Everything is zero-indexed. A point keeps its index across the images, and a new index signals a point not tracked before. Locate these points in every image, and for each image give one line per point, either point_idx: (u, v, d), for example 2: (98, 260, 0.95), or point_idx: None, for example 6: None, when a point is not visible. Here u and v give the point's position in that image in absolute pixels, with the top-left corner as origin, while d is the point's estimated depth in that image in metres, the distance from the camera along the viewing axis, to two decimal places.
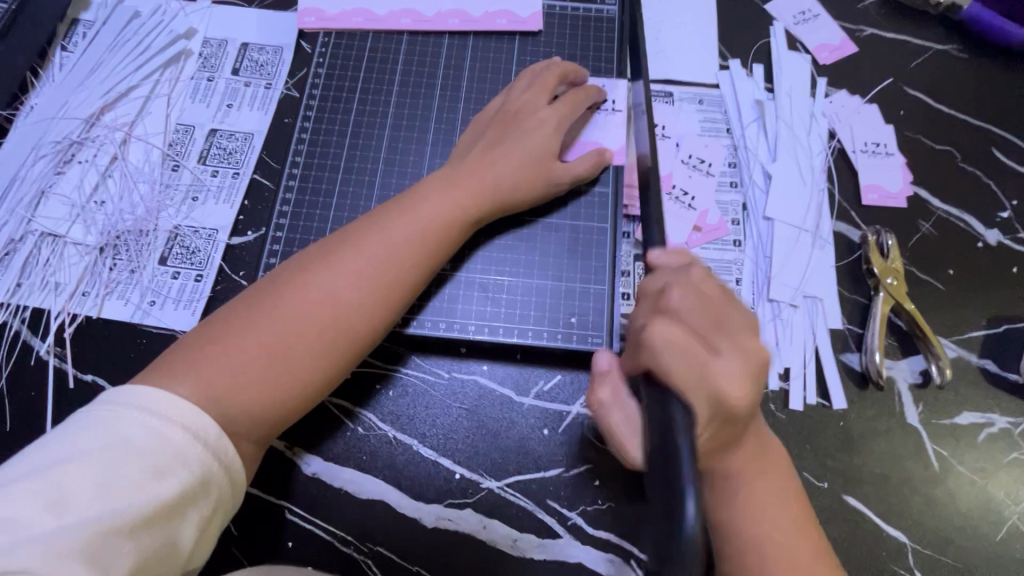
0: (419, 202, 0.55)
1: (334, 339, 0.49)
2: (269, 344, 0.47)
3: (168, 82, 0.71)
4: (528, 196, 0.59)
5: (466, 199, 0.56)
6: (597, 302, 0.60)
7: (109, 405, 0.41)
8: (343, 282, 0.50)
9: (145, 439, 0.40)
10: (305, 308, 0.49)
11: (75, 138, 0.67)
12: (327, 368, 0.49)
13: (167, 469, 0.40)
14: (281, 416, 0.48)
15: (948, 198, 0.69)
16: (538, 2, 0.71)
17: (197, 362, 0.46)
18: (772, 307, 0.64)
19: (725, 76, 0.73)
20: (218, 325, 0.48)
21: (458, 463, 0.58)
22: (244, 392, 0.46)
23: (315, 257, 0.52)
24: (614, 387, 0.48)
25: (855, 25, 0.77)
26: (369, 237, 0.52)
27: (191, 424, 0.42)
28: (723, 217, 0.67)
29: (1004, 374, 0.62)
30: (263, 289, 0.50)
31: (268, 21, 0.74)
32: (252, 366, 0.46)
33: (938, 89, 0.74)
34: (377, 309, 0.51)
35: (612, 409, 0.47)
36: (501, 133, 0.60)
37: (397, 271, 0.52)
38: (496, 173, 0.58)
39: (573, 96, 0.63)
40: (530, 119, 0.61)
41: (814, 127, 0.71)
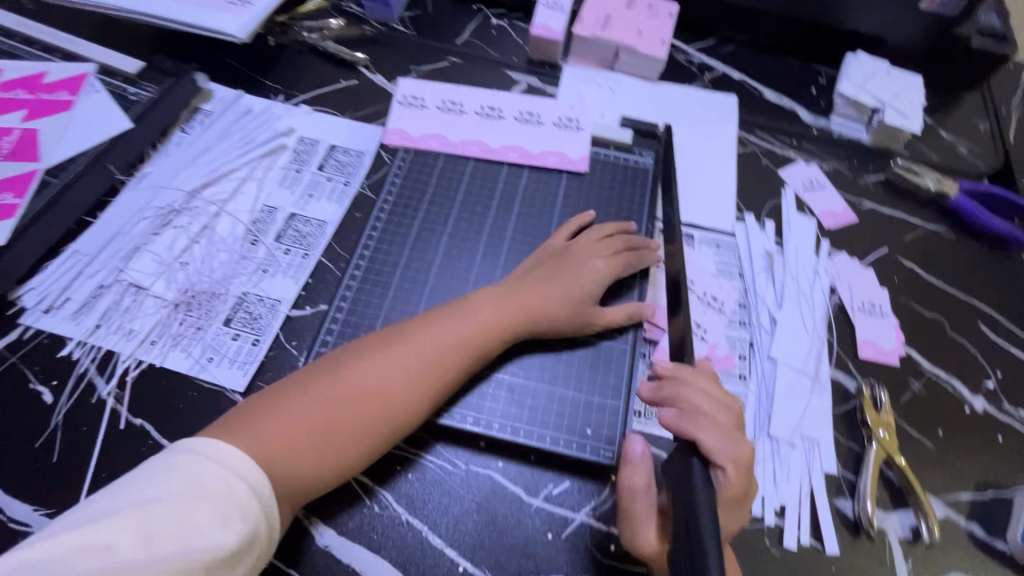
0: (469, 310, 0.63)
1: (375, 423, 0.55)
2: (320, 419, 0.53)
3: (263, 169, 0.83)
4: (564, 330, 0.67)
5: (512, 317, 0.64)
6: (612, 416, 0.66)
7: (190, 453, 0.47)
8: (392, 373, 0.57)
9: (219, 488, 0.45)
10: (357, 390, 0.55)
11: (175, 206, 0.78)
12: (363, 449, 0.54)
13: (231, 520, 0.44)
14: (315, 488, 0.52)
15: (937, 363, 0.76)
16: (587, 148, 0.83)
17: (254, 427, 0.51)
18: (772, 443, 0.68)
19: (740, 227, 0.84)
20: (277, 396, 0.54)
21: (463, 556, 0.60)
22: (292, 459, 0.51)
23: (369, 346, 0.59)
24: (643, 476, 0.58)
25: (856, 198, 0.89)
26: (423, 334, 0.60)
27: (251, 479, 0.47)
28: (732, 351, 0.74)
29: (991, 541, 0.65)
30: (321, 367, 0.57)
31: (355, 130, 0.87)
32: (305, 438, 0.52)
33: (928, 263, 0.84)
34: (417, 403, 0.57)
35: (639, 495, 0.57)
36: (556, 270, 0.70)
37: (440, 369, 0.59)
38: (541, 296, 0.66)
39: (624, 255, 0.73)
40: (583, 265, 0.70)
41: (817, 282, 0.80)
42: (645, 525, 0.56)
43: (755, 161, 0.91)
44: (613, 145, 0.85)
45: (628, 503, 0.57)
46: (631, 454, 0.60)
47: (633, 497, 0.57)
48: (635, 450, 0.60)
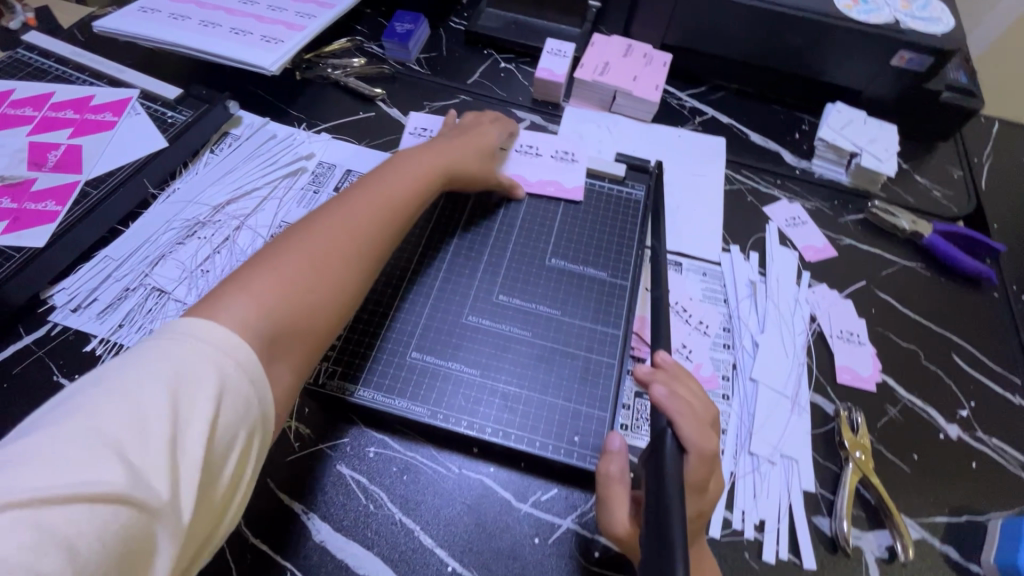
0: (394, 167, 0.74)
1: (352, 257, 0.62)
2: (298, 277, 0.57)
3: (283, 188, 0.90)
4: (482, 176, 0.83)
5: (433, 175, 0.76)
6: (599, 426, 0.69)
7: (170, 345, 0.47)
8: (347, 218, 0.64)
9: (208, 373, 0.46)
10: (326, 245, 0.61)
11: (201, 218, 0.84)
12: (346, 281, 0.61)
13: (225, 399, 0.46)
14: (307, 334, 0.57)
15: (913, 390, 0.79)
16: (582, 178, 0.90)
17: (232, 296, 0.53)
18: (753, 460, 0.71)
19: (726, 257, 0.89)
20: (243, 272, 0.56)
21: (453, 556, 0.63)
22: (283, 308, 0.55)
23: (317, 215, 0.64)
24: (619, 466, 0.61)
25: (836, 235, 0.94)
26: (364, 188, 0.69)
27: (240, 350, 0.49)
28: (715, 371, 0.77)
29: (966, 563, 0.66)
30: (277, 242, 0.60)
31: (370, 157, 0.94)
32: (289, 292, 0.56)
33: (904, 296, 0.88)
34: (379, 228, 0.66)
35: (614, 482, 0.60)
36: (461, 148, 0.81)
37: (393, 198, 0.69)
38: (455, 155, 0.80)
39: (501, 125, 0.91)
40: (474, 133, 0.87)
41: (797, 309, 0.84)
42: (619, 511, 0.59)
43: (741, 197, 0.97)
44: (607, 177, 0.91)
45: (604, 488, 0.60)
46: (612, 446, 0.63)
47: (609, 484, 0.60)
48: (615, 443, 0.63)
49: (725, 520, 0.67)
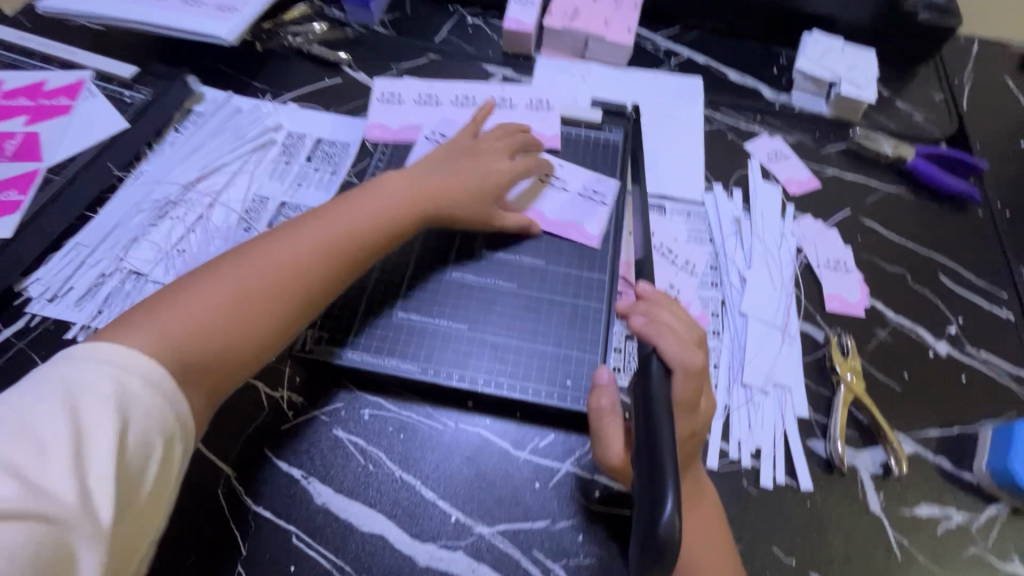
0: (376, 185, 0.71)
1: (288, 287, 0.61)
2: (224, 300, 0.57)
3: (254, 162, 0.87)
4: (474, 218, 0.75)
5: (413, 209, 0.71)
6: (590, 370, 0.69)
7: (58, 365, 0.48)
8: (291, 243, 0.63)
9: (104, 387, 0.47)
10: (262, 269, 0.60)
11: (172, 199, 0.82)
12: (274, 315, 0.60)
13: (129, 412, 0.46)
14: (223, 369, 0.56)
15: (901, 312, 0.79)
16: (558, 124, 0.88)
17: (159, 311, 0.55)
18: (746, 391, 0.71)
19: (709, 196, 0.88)
20: (179, 286, 0.58)
21: (455, 507, 0.63)
22: (195, 336, 0.55)
23: (266, 236, 0.64)
24: (610, 399, 0.64)
25: (818, 166, 0.93)
26: (333, 209, 0.67)
27: (142, 367, 0.49)
28: (705, 309, 0.77)
29: (959, 472, 0.68)
30: (219, 259, 0.61)
31: (340, 123, 0.92)
32: (210, 319, 0.56)
33: (889, 222, 0.88)
34: (329, 263, 0.64)
35: (607, 415, 0.63)
36: (464, 160, 0.77)
37: (359, 229, 0.67)
38: (467, 180, 0.75)
39: (490, 106, 0.86)
40: (487, 149, 0.79)
41: (783, 242, 0.84)
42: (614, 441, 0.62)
43: (721, 136, 0.96)
44: (584, 125, 0.90)
45: (597, 422, 0.63)
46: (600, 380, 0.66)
47: (602, 417, 0.63)
48: (603, 377, 0.66)
49: (721, 451, 0.67)
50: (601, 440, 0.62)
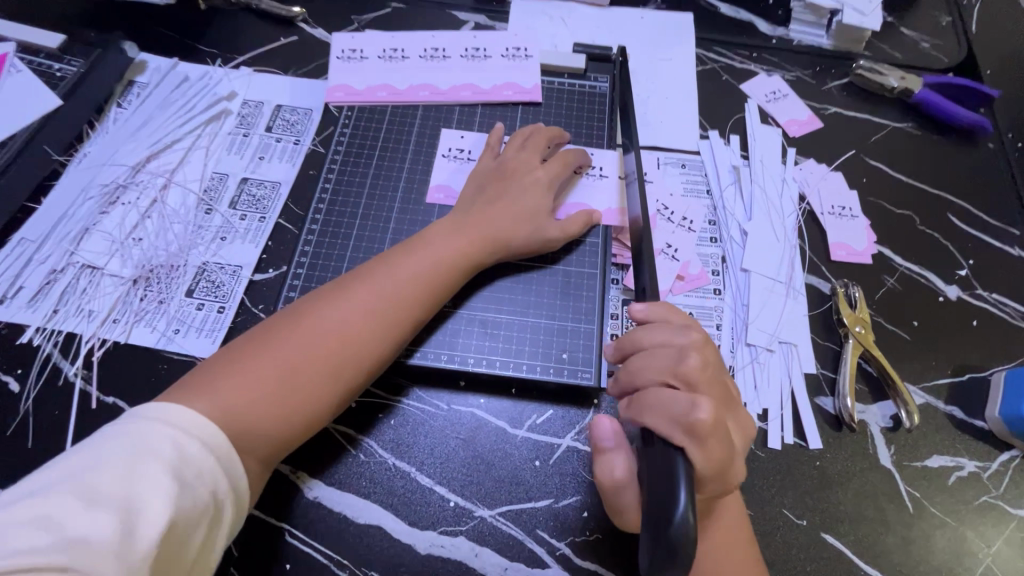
0: (424, 249, 0.62)
1: (334, 363, 0.55)
2: (277, 369, 0.53)
3: (208, 136, 0.80)
4: (526, 248, 0.66)
5: (473, 247, 0.63)
6: (587, 341, 0.65)
7: (141, 420, 0.46)
8: (342, 318, 0.56)
9: (166, 449, 0.44)
10: (310, 339, 0.55)
11: (121, 182, 0.75)
12: (328, 391, 0.54)
13: (184, 477, 0.44)
14: (282, 439, 0.52)
15: (909, 257, 0.75)
16: (539, 76, 0.81)
17: (212, 382, 0.51)
18: (750, 351, 0.68)
19: (705, 144, 0.82)
20: (233, 353, 0.54)
21: (453, 492, 0.61)
22: (252, 409, 0.51)
23: (322, 299, 0.57)
24: (624, 464, 0.49)
25: (820, 104, 0.87)
26: (373, 281, 0.59)
27: (208, 438, 0.47)
28: (704, 267, 0.73)
29: (971, 421, 0.66)
30: (270, 325, 0.56)
31: (300, 87, 0.84)
32: (263, 387, 0.52)
33: (896, 161, 0.83)
34: (380, 335, 0.57)
35: (626, 488, 0.48)
36: (501, 187, 0.68)
37: (399, 311, 0.58)
38: (500, 226, 0.65)
39: (537, 140, 0.72)
40: (526, 178, 0.68)
41: (785, 190, 0.79)
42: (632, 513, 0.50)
43: (715, 77, 0.88)
44: (567, 74, 0.82)
45: (616, 497, 0.49)
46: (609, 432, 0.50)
47: (620, 491, 0.48)
48: (608, 436, 0.50)
49: None
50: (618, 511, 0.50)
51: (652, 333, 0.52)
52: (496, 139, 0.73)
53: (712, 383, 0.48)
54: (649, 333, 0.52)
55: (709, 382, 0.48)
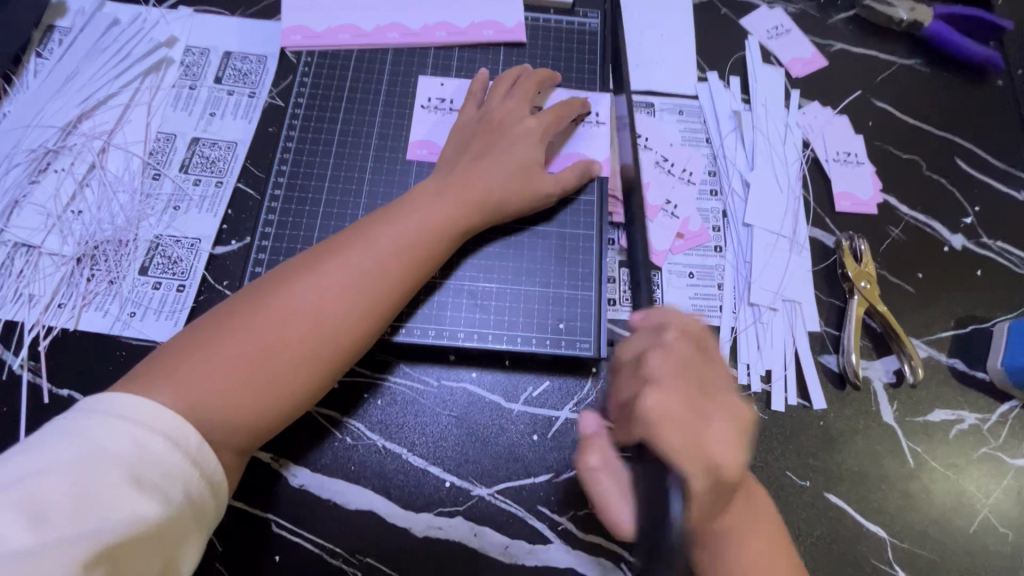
0: (404, 215, 0.56)
1: (315, 347, 0.49)
2: (244, 355, 0.47)
3: (148, 90, 0.70)
4: (520, 207, 0.60)
5: (459, 213, 0.57)
6: (585, 308, 0.61)
7: (90, 416, 0.41)
8: (315, 296, 0.50)
9: (123, 449, 0.40)
10: (280, 321, 0.49)
11: (51, 146, 0.66)
12: (306, 377, 0.49)
13: (147, 477, 0.40)
14: (257, 431, 0.48)
15: (915, 205, 0.72)
16: (522, 14, 0.72)
17: (177, 369, 0.45)
18: (753, 311, 0.65)
19: (703, 87, 0.75)
20: (200, 334, 0.48)
21: (448, 471, 0.58)
22: (220, 402, 0.45)
23: (291, 275, 0.51)
24: (601, 450, 0.46)
25: (825, 40, 0.80)
26: (350, 251, 0.53)
27: (172, 431, 0.42)
28: (705, 223, 0.69)
29: (973, 372, 0.64)
30: (236, 305, 0.50)
31: (251, 30, 0.73)
32: (230, 376, 0.46)
33: (904, 102, 0.78)
34: (360, 311, 0.51)
35: (603, 474, 0.45)
36: (487, 142, 0.61)
37: (381, 284, 0.52)
38: (489, 183, 0.59)
39: (528, 86, 0.65)
40: (516, 127, 0.62)
41: (788, 136, 0.73)
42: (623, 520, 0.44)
43: (714, 10, 0.80)
44: (553, 9, 0.74)
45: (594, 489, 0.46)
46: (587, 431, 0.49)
47: (598, 478, 0.45)
48: (589, 426, 0.49)
49: None
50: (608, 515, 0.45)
51: (629, 340, 0.50)
52: (482, 88, 0.66)
53: (682, 370, 0.44)
54: (629, 341, 0.50)
55: (675, 375, 0.43)
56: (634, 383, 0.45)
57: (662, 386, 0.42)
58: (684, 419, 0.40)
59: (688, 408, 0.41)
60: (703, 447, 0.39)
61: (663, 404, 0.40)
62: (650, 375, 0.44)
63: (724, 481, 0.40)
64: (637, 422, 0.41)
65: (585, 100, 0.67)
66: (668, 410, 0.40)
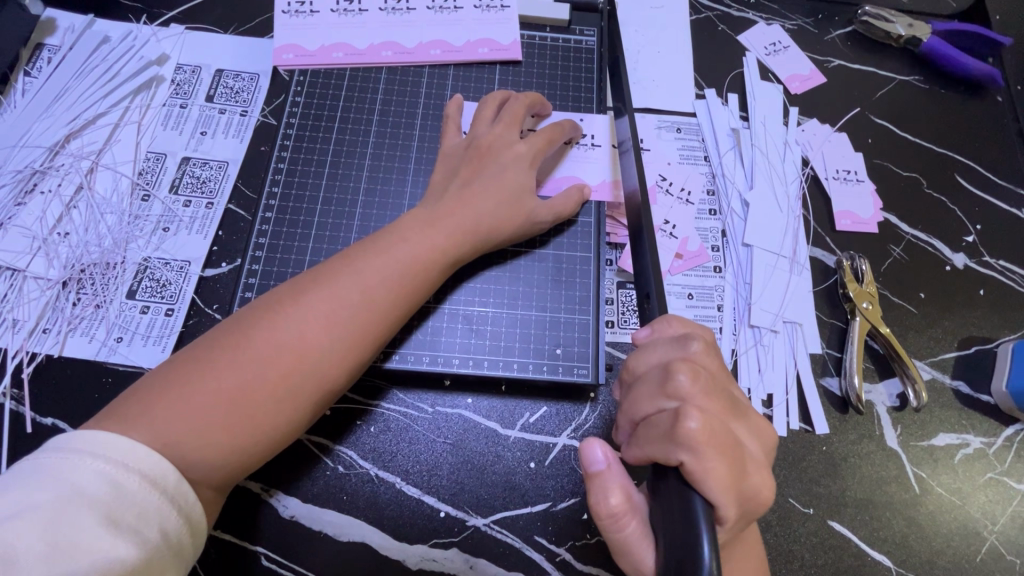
0: (396, 242, 0.54)
1: (297, 382, 0.48)
2: (227, 386, 0.46)
3: (138, 109, 0.69)
4: (513, 235, 0.59)
5: (451, 241, 0.56)
6: (582, 332, 0.60)
7: (65, 453, 0.39)
8: (302, 326, 0.49)
9: (96, 489, 0.38)
10: (264, 352, 0.47)
11: (37, 167, 0.65)
12: (291, 409, 0.48)
13: (122, 518, 0.38)
14: (239, 465, 0.46)
15: (916, 224, 0.71)
16: (518, 32, 0.71)
17: (157, 403, 0.44)
18: (753, 333, 0.64)
19: (701, 105, 0.75)
20: (178, 369, 0.47)
21: (443, 500, 0.56)
22: (199, 436, 0.44)
23: (278, 304, 0.50)
24: (619, 489, 0.43)
25: (823, 57, 0.80)
26: (339, 280, 0.51)
27: (149, 469, 0.41)
28: (704, 243, 0.68)
29: (977, 395, 0.63)
30: (223, 334, 0.49)
31: (243, 47, 0.73)
32: (212, 408, 0.45)
33: (903, 119, 0.77)
34: (349, 342, 0.50)
35: (625, 518, 0.43)
36: (475, 169, 0.60)
37: (370, 314, 0.51)
38: (480, 212, 0.57)
39: (518, 108, 0.63)
40: (505, 153, 0.61)
41: (787, 155, 0.73)
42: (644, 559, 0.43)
43: (711, 27, 0.80)
44: (549, 26, 0.73)
45: (614, 533, 0.43)
46: (597, 464, 0.44)
47: (619, 523, 0.43)
48: (598, 460, 0.44)
49: None
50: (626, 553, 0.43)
51: (647, 348, 0.46)
52: (457, 112, 0.65)
53: (714, 391, 0.42)
54: (647, 348, 0.46)
55: (708, 395, 0.41)
56: (664, 402, 0.42)
57: (697, 407, 0.40)
58: (722, 446, 0.39)
59: (723, 431, 0.40)
60: (736, 472, 0.39)
61: (708, 431, 0.39)
62: (682, 394, 0.41)
63: (752, 506, 0.41)
64: (677, 447, 0.39)
65: (576, 124, 0.66)
66: (711, 434, 0.39)
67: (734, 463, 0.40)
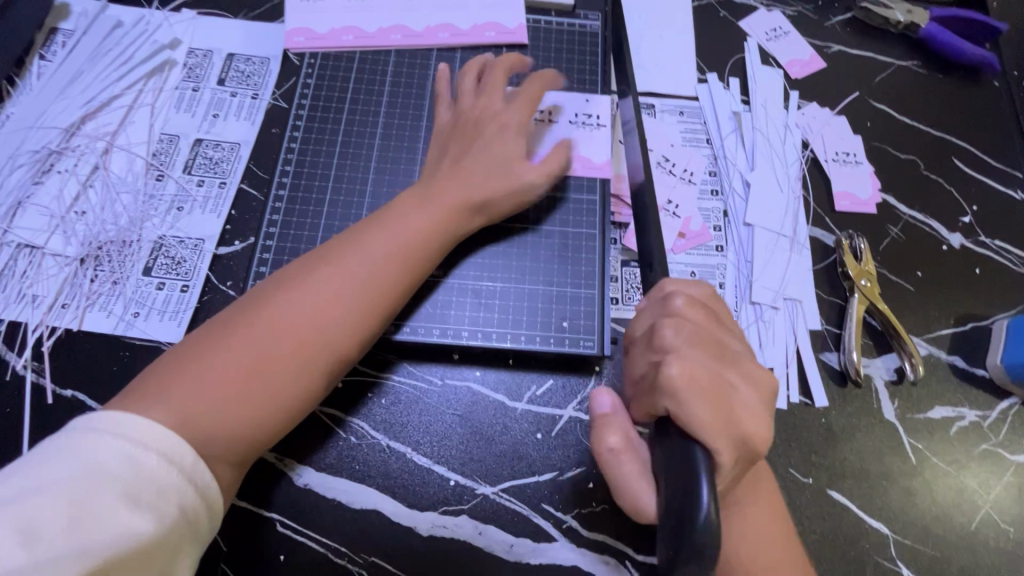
0: (396, 220, 0.56)
1: (313, 355, 0.50)
2: (238, 364, 0.47)
3: (151, 92, 0.70)
4: (505, 207, 0.61)
5: (447, 216, 0.57)
6: (588, 307, 0.61)
7: (85, 433, 0.40)
8: (306, 305, 0.50)
9: (115, 466, 0.39)
10: (271, 330, 0.49)
11: (54, 148, 0.66)
12: (301, 384, 0.49)
13: (142, 494, 0.39)
14: (254, 439, 0.48)
15: (914, 204, 0.73)
16: (524, 16, 0.73)
17: (172, 382, 0.46)
18: (755, 309, 0.66)
19: (703, 89, 0.76)
20: (195, 347, 0.48)
21: (454, 470, 0.58)
22: (215, 411, 0.46)
23: (283, 285, 0.51)
24: (619, 433, 0.47)
25: (824, 42, 0.81)
26: (341, 258, 0.53)
27: (167, 447, 0.42)
28: (706, 223, 0.69)
29: (972, 369, 0.65)
30: (231, 316, 0.50)
31: (254, 32, 0.74)
32: (225, 385, 0.46)
33: (902, 103, 0.78)
34: (354, 317, 0.52)
35: (624, 455, 0.46)
36: (467, 142, 0.61)
37: (373, 290, 0.53)
38: (470, 183, 0.59)
39: (499, 81, 0.64)
40: (493, 125, 0.62)
41: (788, 137, 0.74)
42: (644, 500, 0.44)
43: (713, 13, 0.81)
44: (554, 11, 0.74)
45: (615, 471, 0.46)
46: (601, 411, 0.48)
47: (618, 460, 0.46)
48: (602, 406, 0.49)
49: None
50: (626, 493, 0.45)
51: (639, 313, 0.50)
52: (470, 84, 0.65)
53: (701, 341, 0.45)
54: (640, 313, 0.50)
55: (694, 345, 0.44)
56: (652, 357, 0.46)
57: (681, 357, 0.43)
58: (711, 389, 0.42)
59: (711, 378, 0.43)
60: (732, 417, 0.42)
61: (688, 375, 0.42)
62: (667, 347, 0.44)
63: (748, 450, 0.43)
64: (662, 395, 0.42)
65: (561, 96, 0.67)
66: (694, 379, 0.42)
67: (723, 404, 0.42)
